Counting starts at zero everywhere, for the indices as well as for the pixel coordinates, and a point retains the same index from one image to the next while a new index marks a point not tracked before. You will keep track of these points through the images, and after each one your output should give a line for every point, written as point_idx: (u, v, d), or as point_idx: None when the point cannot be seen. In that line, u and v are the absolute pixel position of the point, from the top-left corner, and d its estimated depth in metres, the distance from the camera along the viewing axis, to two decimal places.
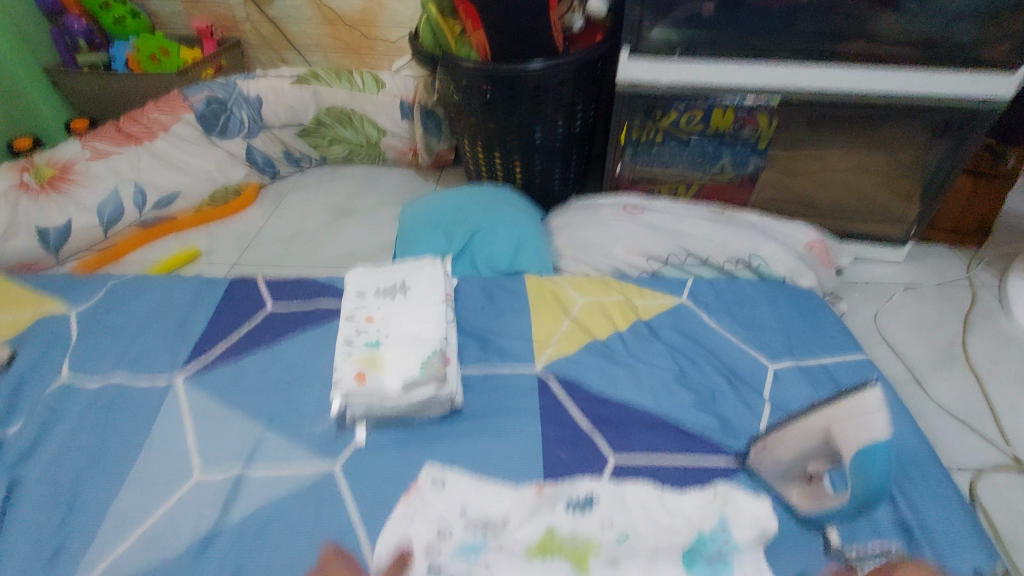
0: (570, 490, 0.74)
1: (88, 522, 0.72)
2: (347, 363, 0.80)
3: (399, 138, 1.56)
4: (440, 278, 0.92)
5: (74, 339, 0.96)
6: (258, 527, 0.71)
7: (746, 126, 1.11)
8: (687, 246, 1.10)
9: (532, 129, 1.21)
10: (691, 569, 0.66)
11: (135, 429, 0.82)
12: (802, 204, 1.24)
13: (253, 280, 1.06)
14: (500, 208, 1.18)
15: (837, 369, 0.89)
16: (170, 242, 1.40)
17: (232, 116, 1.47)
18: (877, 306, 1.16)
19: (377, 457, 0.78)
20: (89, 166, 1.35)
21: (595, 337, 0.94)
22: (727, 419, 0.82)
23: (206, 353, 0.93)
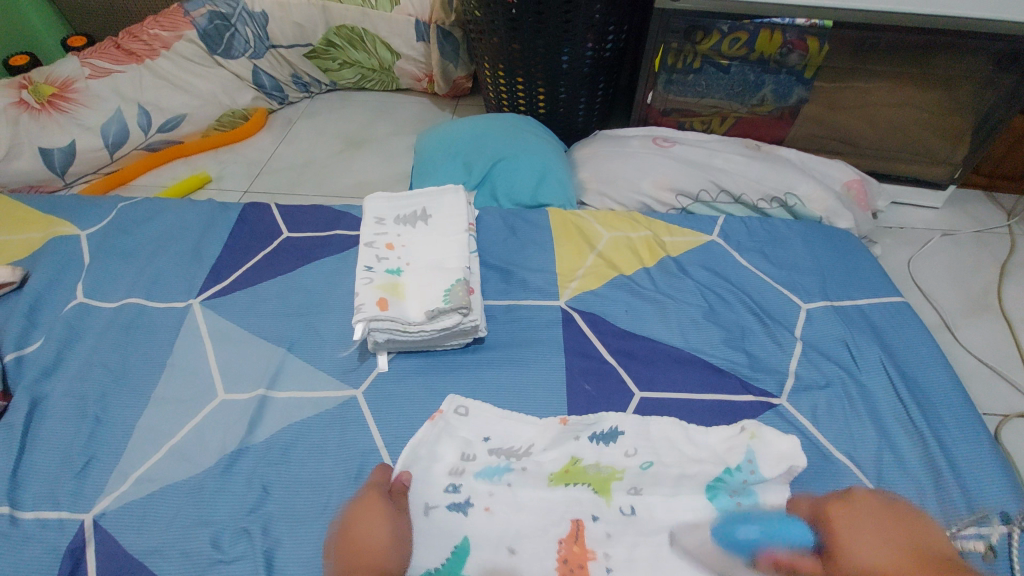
0: (595, 422, 0.72)
1: (116, 436, 0.73)
2: (368, 289, 0.77)
3: (414, 63, 1.48)
4: (464, 205, 0.88)
5: (88, 260, 0.94)
6: (284, 447, 0.72)
7: (794, 51, 1.04)
8: (720, 180, 1.04)
9: (559, 51, 1.13)
10: (714, 501, 0.67)
11: (156, 349, 0.82)
12: (842, 142, 1.18)
13: (267, 206, 1.02)
14: (523, 137, 1.12)
15: (871, 311, 0.86)
16: (179, 167, 1.36)
17: (237, 34, 1.38)
18: (911, 251, 1.12)
19: (400, 384, 0.77)
20: (89, 84, 1.27)
21: (621, 273, 0.91)
22: (756, 356, 0.81)
23: (223, 279, 0.91)
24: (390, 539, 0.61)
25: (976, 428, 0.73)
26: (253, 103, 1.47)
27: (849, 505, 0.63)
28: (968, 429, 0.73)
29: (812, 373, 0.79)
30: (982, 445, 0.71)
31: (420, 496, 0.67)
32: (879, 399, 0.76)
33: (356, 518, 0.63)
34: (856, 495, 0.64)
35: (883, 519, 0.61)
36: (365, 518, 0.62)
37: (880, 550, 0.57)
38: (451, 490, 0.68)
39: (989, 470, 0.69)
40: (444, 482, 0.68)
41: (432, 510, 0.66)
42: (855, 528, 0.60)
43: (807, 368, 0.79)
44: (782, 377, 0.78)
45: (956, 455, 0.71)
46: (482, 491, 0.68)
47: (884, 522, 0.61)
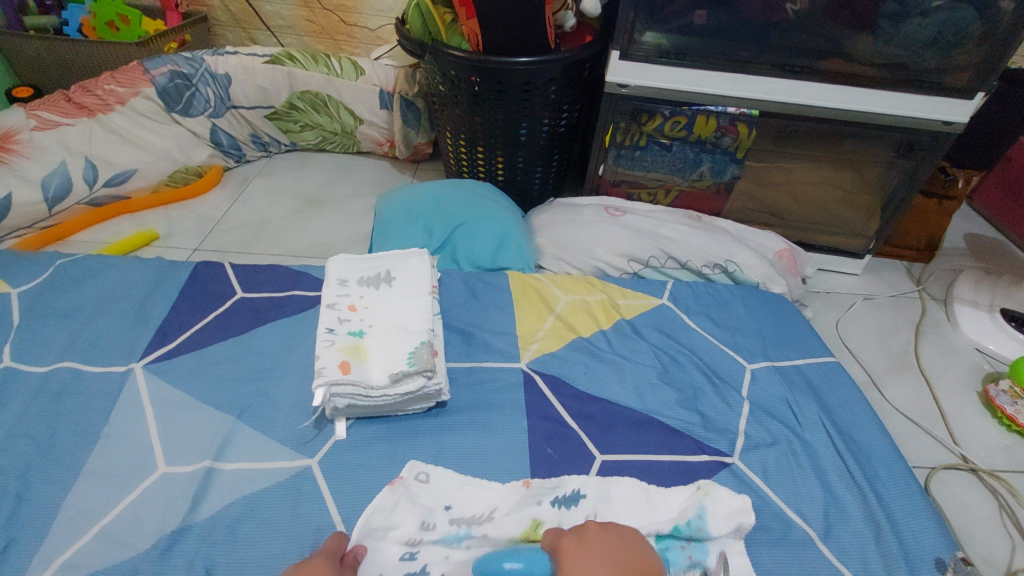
0: (557, 485, 0.72)
1: (38, 516, 0.66)
2: (330, 352, 0.77)
3: (376, 128, 1.52)
4: (428, 268, 0.90)
5: (17, 320, 0.88)
6: (230, 524, 0.67)
7: (727, 135, 1.15)
8: (668, 248, 1.12)
9: (518, 126, 1.21)
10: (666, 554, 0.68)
11: (89, 418, 0.76)
12: (772, 215, 1.31)
13: (221, 266, 1.00)
14: (482, 203, 1.17)
15: (809, 370, 0.93)
16: (124, 223, 1.30)
17: (197, 93, 1.39)
18: (838, 314, 1.23)
19: (358, 451, 0.75)
20: (33, 136, 1.23)
21: (579, 335, 0.94)
22: (709, 416, 0.84)
23: (169, 341, 0.86)
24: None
25: (907, 479, 0.79)
26: (209, 160, 1.46)
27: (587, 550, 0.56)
28: (902, 484, 0.78)
29: (760, 432, 0.83)
30: (915, 496, 0.77)
31: (375, 566, 0.64)
32: (823, 456, 0.80)
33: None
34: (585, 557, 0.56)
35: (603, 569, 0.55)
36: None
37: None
38: (406, 559, 0.66)
39: (921, 521, 0.74)
40: (399, 550, 0.66)
41: None
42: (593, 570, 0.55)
43: (755, 427, 0.83)
44: (735, 436, 0.82)
45: (893, 507, 0.75)
46: (439, 557, 0.66)
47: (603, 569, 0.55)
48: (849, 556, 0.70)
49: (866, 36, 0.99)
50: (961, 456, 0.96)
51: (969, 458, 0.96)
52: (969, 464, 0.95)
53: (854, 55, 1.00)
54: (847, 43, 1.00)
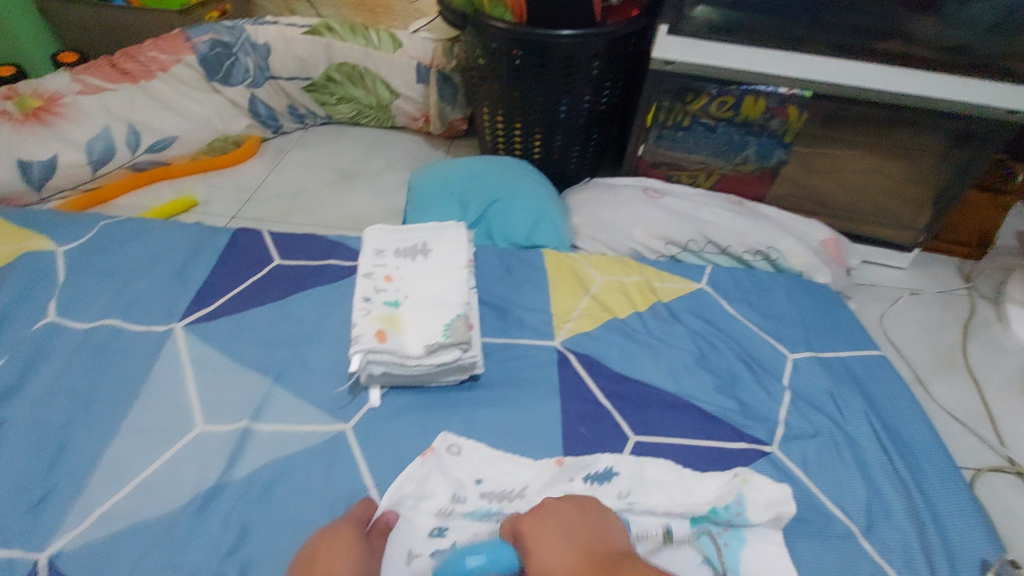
0: (590, 463, 0.71)
1: (80, 466, 0.68)
2: (366, 320, 0.77)
3: (411, 103, 1.51)
4: (464, 242, 0.89)
5: (63, 278, 0.90)
6: (266, 484, 0.68)
7: (776, 117, 1.12)
8: (708, 232, 1.08)
9: (558, 101, 1.18)
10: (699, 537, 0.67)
11: (131, 374, 0.78)
12: (817, 202, 1.25)
13: (258, 233, 1.01)
14: (519, 180, 1.15)
15: (853, 362, 0.90)
16: (165, 189, 1.33)
17: (237, 63, 1.39)
18: (883, 308, 1.18)
19: (391, 419, 0.75)
20: (78, 100, 1.25)
21: (615, 316, 0.92)
22: (748, 404, 0.81)
23: (208, 304, 0.87)
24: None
25: (955, 480, 0.75)
26: (246, 130, 1.47)
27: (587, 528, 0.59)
28: (949, 483, 0.75)
29: (801, 423, 0.80)
30: (961, 496, 0.74)
31: (405, 540, 0.64)
32: (866, 450, 0.78)
33: (325, 548, 0.57)
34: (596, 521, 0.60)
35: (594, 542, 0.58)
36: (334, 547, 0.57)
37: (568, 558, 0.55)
38: (437, 531, 0.66)
39: (967, 521, 0.71)
40: (430, 521, 0.66)
41: (415, 557, 0.63)
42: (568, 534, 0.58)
43: (796, 418, 0.80)
44: (774, 425, 0.79)
45: (938, 507, 0.72)
46: (468, 532, 0.66)
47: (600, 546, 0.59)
48: (891, 554, 0.68)
49: (929, 18, 0.93)
50: (1009, 459, 0.92)
51: (1017, 461, 0.92)
52: (1017, 468, 0.91)
53: (916, 36, 0.94)
54: (908, 24, 0.94)
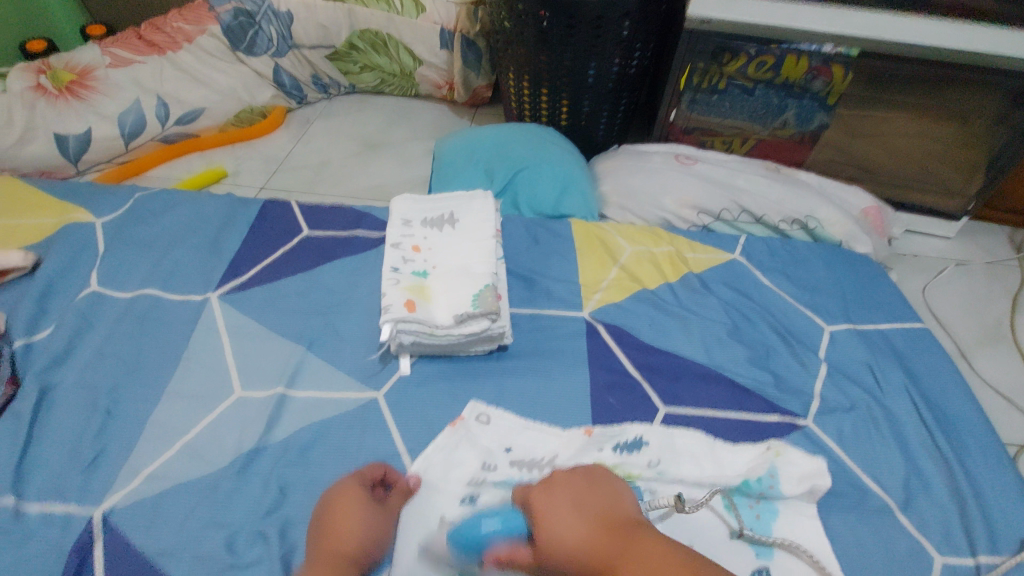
0: (619, 433, 0.71)
1: (127, 429, 0.71)
2: (395, 290, 0.77)
3: (435, 70, 1.48)
4: (492, 211, 0.88)
5: (103, 248, 0.93)
6: (302, 448, 0.70)
7: (819, 77, 1.05)
8: (742, 200, 1.05)
9: (586, 65, 1.14)
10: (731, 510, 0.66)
11: (170, 341, 0.80)
12: (859, 168, 1.20)
13: (287, 204, 1.02)
14: (546, 148, 1.13)
15: (893, 335, 0.87)
16: (195, 161, 1.34)
17: (260, 32, 1.37)
18: (925, 279, 1.13)
19: (421, 387, 0.76)
20: (108, 72, 1.27)
21: (644, 286, 0.91)
22: (782, 375, 0.80)
23: (241, 274, 0.89)
24: (374, 543, 0.58)
25: (999, 455, 0.73)
26: (272, 101, 1.46)
27: (550, 486, 0.57)
28: (992, 459, 0.73)
29: (837, 395, 0.78)
30: (1006, 472, 0.71)
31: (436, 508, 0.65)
32: (905, 424, 0.75)
33: (343, 501, 0.59)
34: (559, 474, 0.58)
35: (581, 489, 0.56)
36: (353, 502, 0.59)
37: (576, 529, 0.51)
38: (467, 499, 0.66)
39: (1012, 498, 0.69)
40: (461, 489, 0.67)
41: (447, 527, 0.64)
42: (556, 505, 0.54)
43: (832, 390, 0.78)
44: (809, 398, 0.77)
45: (980, 483, 0.70)
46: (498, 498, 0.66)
47: (589, 480, 0.57)
48: (928, 528, 0.67)
49: None
50: None
51: None
52: None
53: None
54: None
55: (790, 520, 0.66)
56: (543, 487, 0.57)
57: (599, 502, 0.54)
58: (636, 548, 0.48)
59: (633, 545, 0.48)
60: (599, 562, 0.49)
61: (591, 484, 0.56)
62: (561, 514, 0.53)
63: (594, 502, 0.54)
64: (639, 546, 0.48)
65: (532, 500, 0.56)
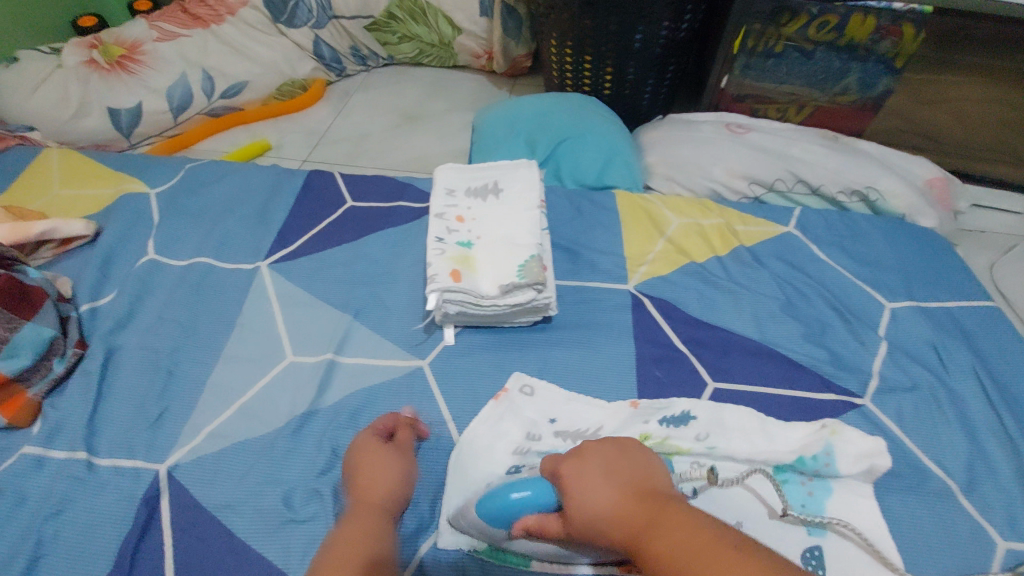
0: (666, 406, 0.70)
1: (187, 390, 0.74)
2: (440, 259, 0.77)
3: (474, 39, 1.45)
4: (537, 181, 0.86)
5: (158, 218, 0.96)
6: (351, 413, 0.71)
7: (886, 37, 0.98)
8: (798, 170, 1.00)
9: (633, 28, 1.10)
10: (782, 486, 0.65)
11: (224, 308, 0.83)
12: (925, 138, 1.13)
13: (331, 175, 1.02)
14: (590, 118, 1.10)
15: (961, 313, 0.82)
16: (239, 134, 1.37)
17: (301, 3, 1.38)
18: (994, 256, 1.05)
19: (466, 357, 0.76)
20: (156, 46, 1.29)
21: (692, 260, 0.88)
22: (838, 353, 0.77)
23: (289, 244, 0.90)
24: (402, 488, 0.61)
25: None
26: (312, 73, 1.47)
27: (581, 455, 0.55)
28: None
29: (898, 375, 0.74)
30: None
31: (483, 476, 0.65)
32: (972, 406, 0.72)
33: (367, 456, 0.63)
34: (590, 443, 0.57)
35: (613, 458, 0.54)
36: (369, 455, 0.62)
37: (606, 498, 0.50)
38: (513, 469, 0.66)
39: None
40: (507, 459, 0.66)
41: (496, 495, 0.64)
42: (586, 470, 0.53)
43: (892, 369, 0.75)
44: (868, 376, 0.74)
45: None
46: None
47: (621, 450, 0.55)
48: (996, 514, 0.64)
49: None
50: None
51: None
52: None
53: None
54: None
55: (847, 501, 0.64)
56: (574, 457, 0.55)
57: (632, 471, 0.52)
58: (665, 517, 0.46)
59: (665, 513, 0.46)
60: (630, 530, 0.48)
61: (622, 453, 0.55)
62: (590, 481, 0.52)
63: (626, 470, 0.53)
64: (668, 516, 0.46)
65: (561, 472, 0.54)
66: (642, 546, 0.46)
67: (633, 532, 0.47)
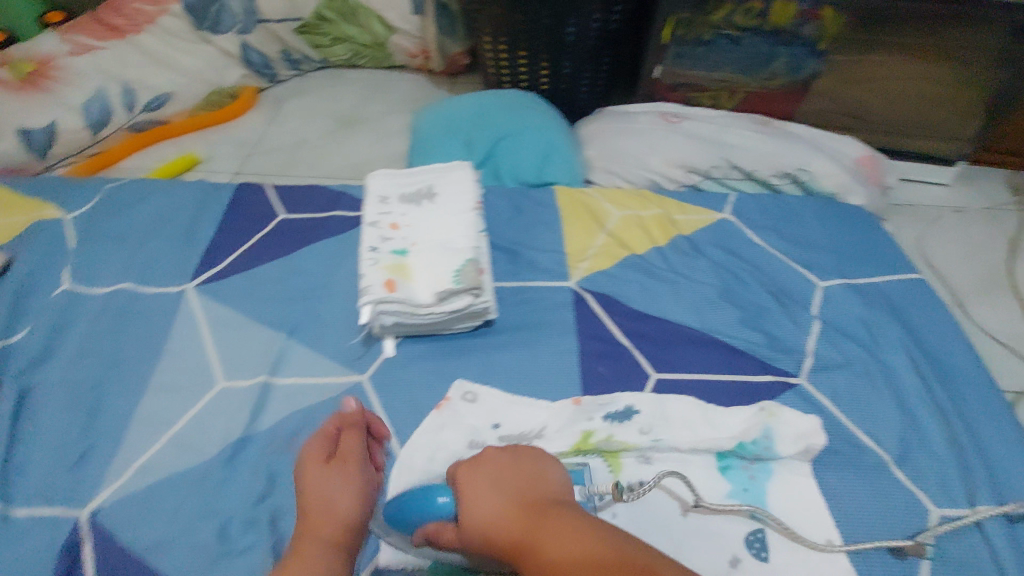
0: (608, 402, 0.70)
1: (111, 426, 0.70)
2: (374, 270, 0.74)
3: (409, 38, 1.43)
4: (471, 182, 0.85)
5: (75, 244, 0.90)
6: (289, 436, 0.69)
7: (809, 21, 1.03)
8: (732, 156, 1.01)
9: (565, 22, 1.10)
10: (726, 473, 0.66)
11: (150, 336, 0.78)
12: (853, 117, 1.15)
13: (261, 187, 0.98)
14: (527, 113, 1.09)
15: (889, 287, 0.85)
16: (166, 148, 1.30)
17: (224, 9, 1.32)
18: (922, 228, 1.10)
19: (407, 368, 0.74)
20: (70, 61, 1.21)
21: (632, 252, 0.88)
22: (775, 335, 0.78)
23: (218, 263, 0.87)
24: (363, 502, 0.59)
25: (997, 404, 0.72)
26: (242, 81, 1.41)
27: (476, 464, 0.56)
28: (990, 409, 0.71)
29: (832, 352, 0.77)
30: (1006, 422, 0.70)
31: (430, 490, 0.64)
32: (902, 378, 0.74)
33: (308, 470, 0.59)
34: (489, 451, 0.57)
35: (505, 468, 0.54)
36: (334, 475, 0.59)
37: (490, 509, 0.51)
38: None
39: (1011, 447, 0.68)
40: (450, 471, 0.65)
41: None
42: (477, 484, 0.54)
43: (826, 348, 0.77)
44: (803, 356, 0.76)
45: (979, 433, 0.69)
46: None
47: (510, 457, 0.56)
48: (926, 481, 0.66)
49: None
50: None
51: None
52: None
53: None
54: None
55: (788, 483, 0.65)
56: (471, 463, 0.56)
57: (519, 481, 0.53)
58: (546, 528, 0.48)
59: (546, 525, 0.48)
60: (513, 538, 0.49)
61: (517, 461, 0.55)
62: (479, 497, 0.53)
63: (513, 481, 0.53)
64: (548, 526, 0.48)
65: (458, 479, 0.55)
66: (526, 552, 0.48)
67: (518, 541, 0.48)
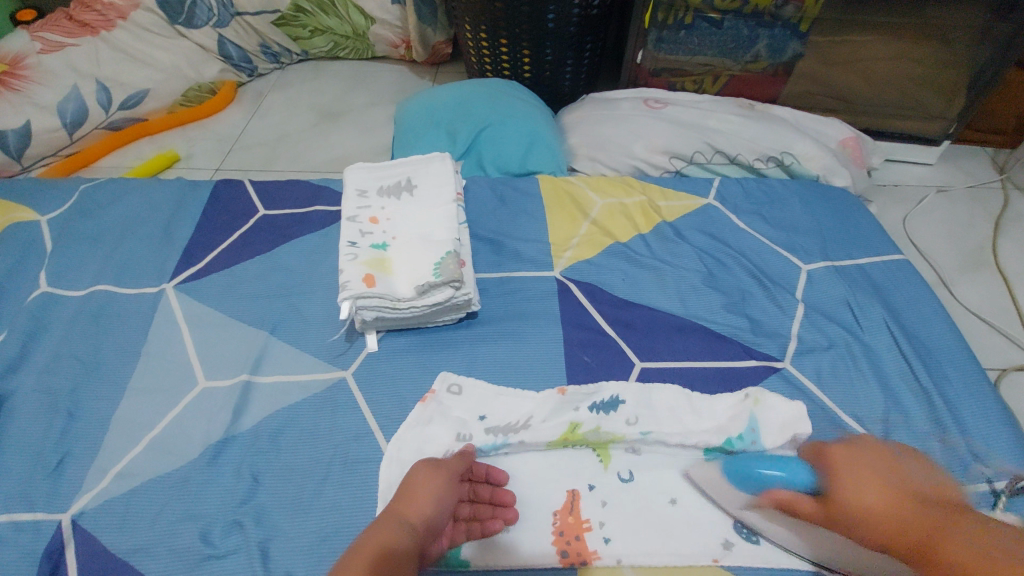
0: (593, 392, 0.70)
1: (91, 430, 0.69)
2: (353, 265, 0.73)
3: (390, 28, 1.40)
4: (451, 173, 0.84)
5: (51, 247, 0.89)
6: (271, 435, 0.68)
7: (789, 2, 0.99)
8: (715, 141, 1.00)
9: (544, 9, 1.07)
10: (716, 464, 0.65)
11: (129, 337, 0.77)
12: (835, 98, 1.15)
13: (240, 184, 0.97)
14: (509, 102, 1.08)
15: (872, 269, 0.85)
16: (145, 147, 1.28)
17: (198, 1, 1.29)
18: (907, 209, 1.10)
19: (390, 362, 0.74)
20: (41, 59, 1.17)
21: (617, 240, 0.88)
22: (758, 320, 0.78)
23: (197, 262, 0.85)
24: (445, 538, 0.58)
25: (980, 382, 0.72)
26: (220, 75, 1.38)
27: (852, 449, 0.58)
28: (972, 388, 0.71)
29: (815, 335, 0.76)
30: (988, 400, 0.70)
31: None
32: (884, 359, 0.74)
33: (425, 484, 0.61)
34: (860, 442, 0.59)
35: (870, 464, 0.56)
36: (432, 477, 0.58)
37: (873, 499, 0.53)
38: None
39: (993, 425, 0.68)
40: None
41: None
42: (856, 471, 0.55)
43: (809, 331, 0.77)
44: (787, 340, 0.76)
45: (961, 413, 0.70)
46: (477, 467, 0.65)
47: (882, 457, 0.57)
48: None
49: None
50: None
51: None
52: None
53: None
54: None
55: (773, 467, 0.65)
56: (843, 447, 0.58)
57: (898, 478, 0.55)
58: (954, 532, 0.47)
59: (943, 529, 0.48)
60: (912, 542, 0.49)
61: (887, 461, 0.57)
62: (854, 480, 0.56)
63: (890, 476, 0.55)
64: (960, 532, 0.47)
65: (828, 459, 0.58)
66: (928, 562, 0.48)
67: (917, 543, 0.49)
